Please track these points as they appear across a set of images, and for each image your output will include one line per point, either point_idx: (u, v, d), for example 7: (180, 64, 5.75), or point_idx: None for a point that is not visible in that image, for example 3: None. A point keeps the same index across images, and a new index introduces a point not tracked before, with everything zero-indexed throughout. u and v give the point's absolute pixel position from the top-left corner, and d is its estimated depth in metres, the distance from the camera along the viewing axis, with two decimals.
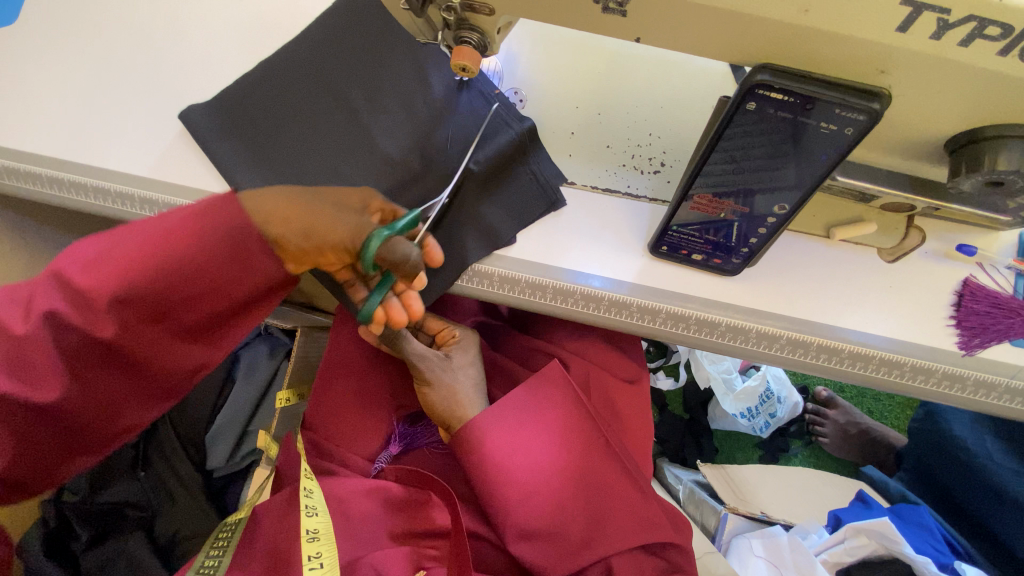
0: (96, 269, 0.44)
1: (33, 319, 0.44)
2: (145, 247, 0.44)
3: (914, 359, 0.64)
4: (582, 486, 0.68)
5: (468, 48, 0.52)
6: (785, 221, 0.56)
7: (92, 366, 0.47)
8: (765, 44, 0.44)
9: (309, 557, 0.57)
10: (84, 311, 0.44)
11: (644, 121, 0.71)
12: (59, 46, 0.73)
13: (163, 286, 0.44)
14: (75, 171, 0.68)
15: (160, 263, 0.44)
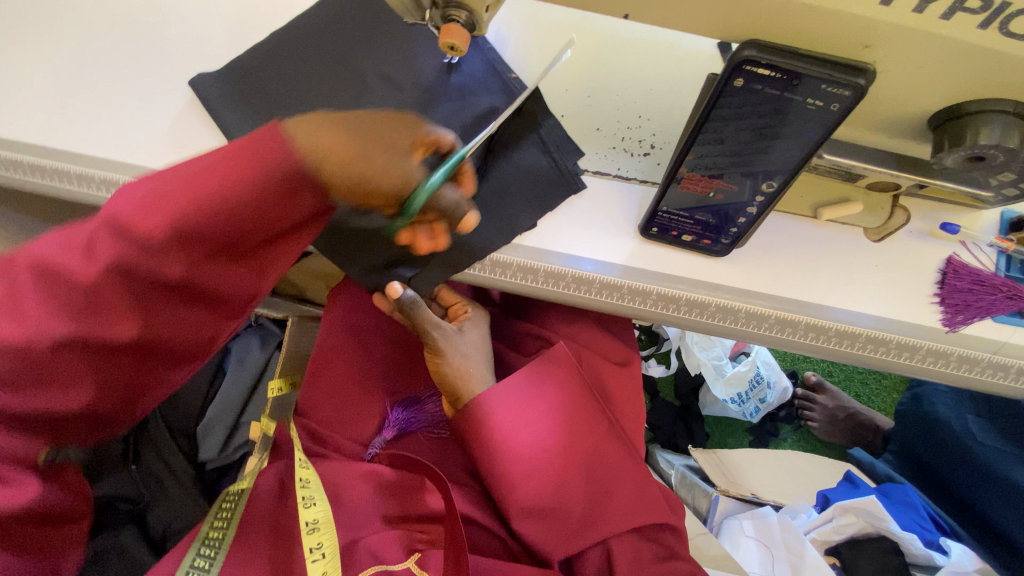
0: (154, 211, 0.43)
1: (99, 268, 0.44)
2: (197, 188, 0.43)
3: (899, 336, 0.65)
4: (580, 464, 0.68)
5: (456, 27, 0.52)
6: (772, 199, 0.57)
7: (162, 312, 0.47)
8: (751, 20, 0.44)
9: (311, 549, 0.59)
10: (151, 256, 0.44)
11: (634, 103, 0.71)
12: (39, 31, 0.72)
13: (218, 226, 0.44)
14: (59, 158, 0.67)
15: (215, 203, 0.43)
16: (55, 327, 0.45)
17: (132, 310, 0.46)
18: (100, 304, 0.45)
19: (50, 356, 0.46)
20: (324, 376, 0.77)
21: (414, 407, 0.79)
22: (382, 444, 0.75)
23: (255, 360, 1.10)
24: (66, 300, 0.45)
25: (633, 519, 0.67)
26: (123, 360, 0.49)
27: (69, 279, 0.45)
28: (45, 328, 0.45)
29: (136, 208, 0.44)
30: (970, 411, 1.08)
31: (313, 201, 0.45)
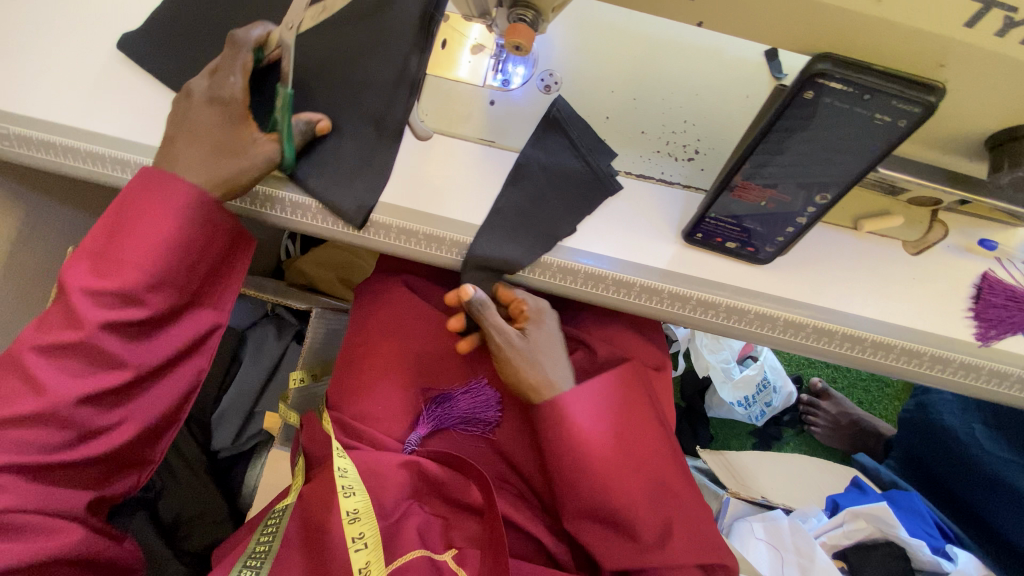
0: (105, 268, 0.56)
1: (88, 327, 0.55)
2: (141, 243, 0.57)
3: (933, 348, 0.66)
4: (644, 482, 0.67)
5: (523, 26, 0.52)
6: (824, 211, 0.58)
7: (141, 353, 0.59)
8: (827, 36, 0.44)
9: (353, 538, 0.61)
10: (123, 301, 0.56)
11: (679, 108, 0.71)
12: (97, 27, 0.76)
13: (170, 264, 0.58)
14: (120, 149, 0.71)
15: (156, 249, 0.57)
16: (80, 414, 0.57)
17: (125, 348, 0.58)
18: (100, 359, 0.57)
19: (65, 413, 0.56)
20: (362, 369, 0.78)
21: (449, 403, 0.77)
22: (419, 439, 0.75)
23: (271, 350, 1.13)
24: (72, 364, 0.56)
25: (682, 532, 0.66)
26: (129, 410, 0.60)
27: (68, 343, 0.55)
28: (60, 393, 0.55)
29: (89, 263, 0.57)
30: (976, 420, 1.11)
31: (231, 217, 0.62)
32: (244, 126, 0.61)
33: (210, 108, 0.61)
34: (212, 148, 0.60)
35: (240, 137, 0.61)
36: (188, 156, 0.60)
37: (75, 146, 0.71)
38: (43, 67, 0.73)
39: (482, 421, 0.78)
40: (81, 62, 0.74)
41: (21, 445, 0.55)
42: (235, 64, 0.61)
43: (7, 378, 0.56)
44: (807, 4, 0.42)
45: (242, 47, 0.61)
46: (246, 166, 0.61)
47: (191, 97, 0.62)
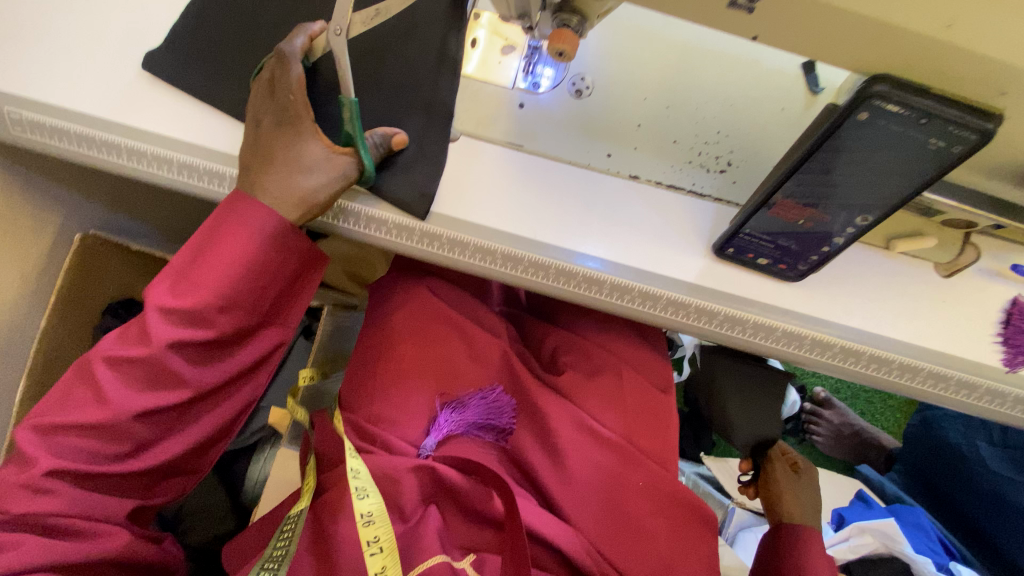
0: (182, 288, 0.56)
1: (155, 345, 0.54)
2: (216, 265, 0.56)
3: (960, 373, 0.65)
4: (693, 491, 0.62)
5: (569, 32, 0.51)
6: (864, 232, 0.57)
7: (201, 372, 0.58)
8: (889, 57, 0.43)
9: (368, 541, 0.60)
10: (192, 323, 0.55)
11: (713, 118, 0.70)
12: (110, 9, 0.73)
13: (239, 288, 0.57)
14: (131, 137, 0.69)
15: (227, 272, 0.56)
16: (135, 427, 0.56)
17: (187, 368, 0.57)
18: (163, 376, 0.56)
19: (124, 426, 0.55)
20: (378, 371, 0.77)
21: (466, 408, 0.76)
22: (435, 443, 0.73)
23: None
24: (133, 376, 0.55)
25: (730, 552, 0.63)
26: (182, 427, 0.59)
27: (136, 358, 0.55)
28: (122, 406, 0.55)
29: (168, 282, 0.57)
30: (980, 438, 1.11)
31: (305, 236, 0.60)
32: (313, 139, 0.59)
33: (278, 128, 0.59)
34: (288, 167, 0.58)
35: (313, 150, 0.59)
36: (268, 180, 0.58)
37: (90, 134, 0.69)
38: (59, 51, 0.71)
39: (496, 428, 0.77)
40: (99, 47, 0.71)
41: (77, 450, 0.54)
42: (289, 74, 0.58)
43: (79, 386, 0.56)
44: (875, 24, 0.41)
45: (292, 56, 0.58)
46: (326, 180, 0.59)
47: (259, 124, 0.60)
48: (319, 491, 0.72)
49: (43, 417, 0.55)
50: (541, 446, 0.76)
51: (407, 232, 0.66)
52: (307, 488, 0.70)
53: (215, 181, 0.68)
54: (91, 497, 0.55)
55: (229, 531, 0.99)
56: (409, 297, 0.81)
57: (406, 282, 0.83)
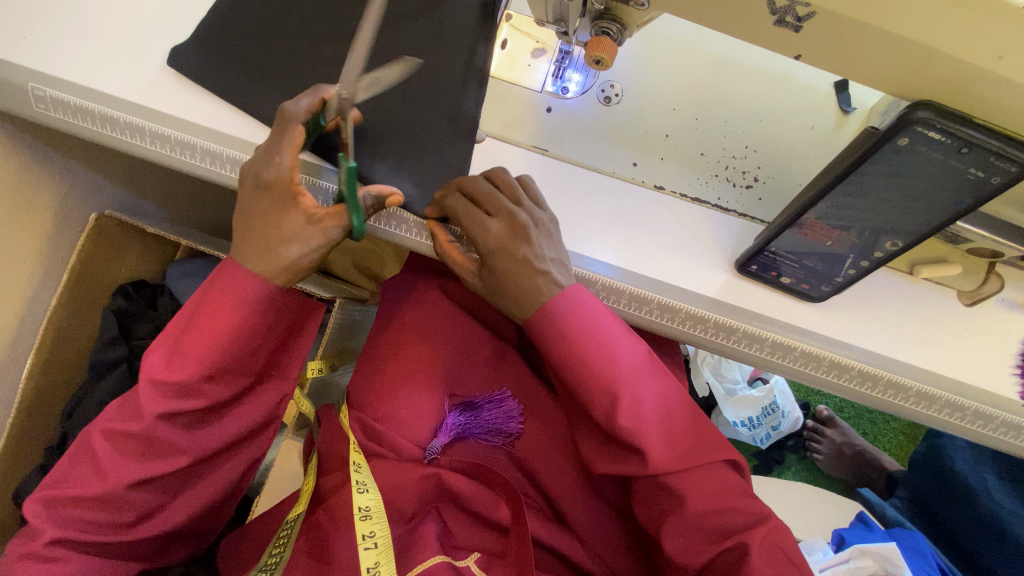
0: (174, 360, 0.55)
1: (146, 419, 0.54)
2: (205, 333, 0.55)
3: (979, 404, 0.64)
4: (673, 417, 0.59)
5: (608, 41, 0.52)
6: (892, 257, 0.56)
7: (198, 437, 0.57)
8: (936, 84, 0.42)
9: (363, 536, 0.58)
10: (184, 392, 0.55)
11: (741, 132, 0.69)
12: None
13: (229, 355, 0.56)
14: (154, 121, 0.68)
15: (215, 345, 0.55)
16: (137, 497, 0.56)
17: (182, 436, 0.56)
18: (160, 447, 0.55)
19: (125, 497, 0.55)
20: (386, 370, 0.76)
21: (474, 412, 0.74)
22: (440, 446, 0.72)
23: None
24: (129, 448, 0.55)
25: (716, 499, 0.57)
26: (187, 490, 0.59)
27: (131, 432, 0.54)
28: (120, 478, 0.54)
29: (162, 352, 0.56)
30: (986, 470, 1.11)
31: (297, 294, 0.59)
32: (297, 210, 0.56)
33: (264, 197, 0.56)
34: (268, 239, 0.56)
35: (293, 224, 0.56)
36: (251, 250, 0.56)
37: (114, 115, 0.68)
38: (88, 29, 0.71)
39: (502, 432, 0.75)
40: (128, 27, 0.71)
41: (87, 522, 0.55)
42: (284, 141, 0.55)
43: (79, 459, 0.56)
44: (924, 51, 0.40)
45: (292, 120, 0.55)
46: (310, 251, 0.56)
47: (249, 185, 0.58)
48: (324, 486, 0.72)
49: (45, 490, 0.55)
50: (547, 451, 0.75)
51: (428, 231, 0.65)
52: (305, 490, 0.69)
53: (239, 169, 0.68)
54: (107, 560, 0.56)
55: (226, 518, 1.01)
56: (422, 296, 0.81)
57: (417, 283, 0.82)
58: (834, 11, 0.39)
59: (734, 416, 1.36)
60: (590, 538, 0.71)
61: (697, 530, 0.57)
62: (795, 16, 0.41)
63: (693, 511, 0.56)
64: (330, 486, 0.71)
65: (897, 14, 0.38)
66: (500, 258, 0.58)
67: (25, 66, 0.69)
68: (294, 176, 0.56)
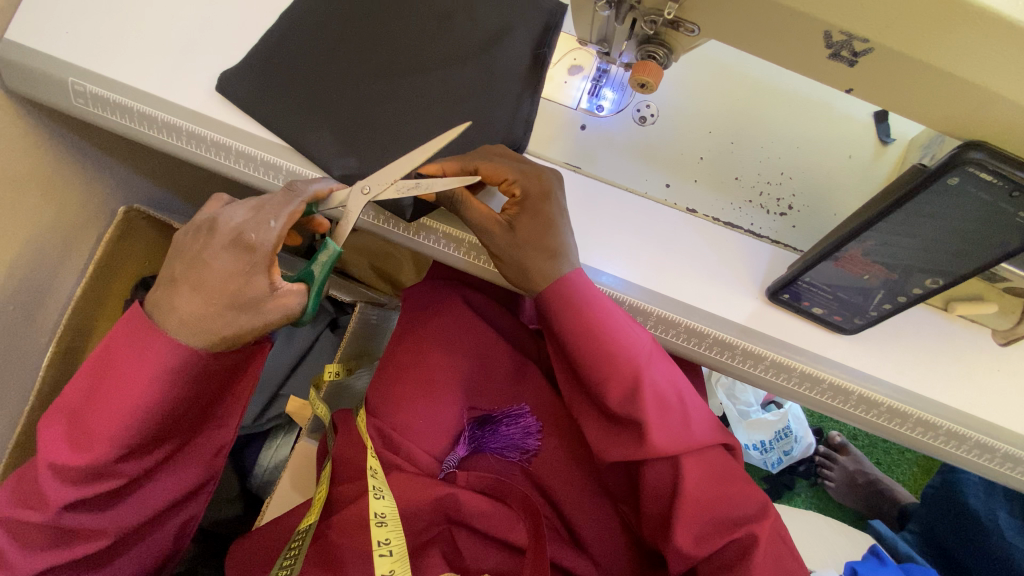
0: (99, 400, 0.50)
1: (52, 507, 0.50)
2: (112, 407, 0.50)
3: (1009, 446, 0.63)
4: (683, 407, 0.60)
5: (653, 64, 0.52)
6: (931, 294, 0.55)
7: (116, 510, 0.54)
8: (990, 127, 0.41)
9: (379, 543, 0.58)
10: (93, 474, 0.51)
11: (777, 159, 0.69)
12: None
13: (144, 430, 0.51)
14: (191, 121, 0.69)
15: (125, 423, 0.50)
16: (78, 521, 0.52)
17: (100, 517, 0.53)
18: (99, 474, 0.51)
19: None
20: (404, 379, 0.75)
21: (491, 427, 0.75)
22: (457, 460, 0.73)
23: (303, 335, 1.11)
24: (34, 532, 0.51)
25: (719, 488, 0.59)
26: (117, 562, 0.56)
27: (35, 521, 0.51)
28: (56, 501, 0.50)
29: (87, 387, 0.52)
30: (1000, 507, 1.11)
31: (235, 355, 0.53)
32: (260, 274, 0.49)
33: (228, 249, 0.50)
34: (213, 297, 0.49)
35: (254, 285, 0.49)
36: (189, 303, 0.49)
37: (152, 114, 0.69)
38: (130, 28, 0.71)
39: (520, 448, 0.75)
40: (170, 26, 0.72)
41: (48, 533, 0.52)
42: (279, 210, 0.51)
43: None
44: (982, 92, 0.39)
45: (296, 199, 0.52)
46: (258, 321, 0.50)
47: (214, 230, 0.51)
48: (339, 493, 0.71)
49: None
50: (565, 469, 0.74)
51: (460, 246, 0.69)
52: (317, 499, 0.68)
53: (272, 172, 0.68)
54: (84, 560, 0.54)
55: (237, 515, 1.02)
56: (442, 305, 0.81)
57: (439, 295, 0.81)
58: (892, 49, 0.39)
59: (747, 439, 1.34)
60: (605, 561, 0.70)
61: (704, 517, 0.58)
62: (850, 51, 0.41)
63: (699, 498, 0.58)
64: (345, 494, 0.71)
65: (956, 55, 0.37)
66: (543, 203, 0.60)
67: (68, 61, 0.70)
68: (278, 244, 0.50)
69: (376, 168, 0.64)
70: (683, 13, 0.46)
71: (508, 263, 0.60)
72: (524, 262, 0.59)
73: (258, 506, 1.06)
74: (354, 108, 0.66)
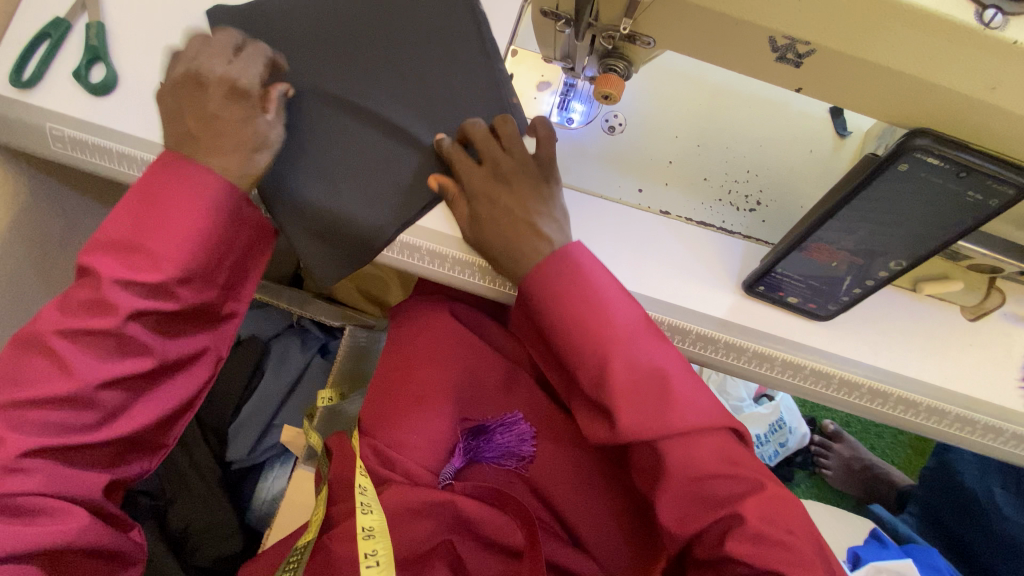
0: (134, 257, 0.55)
1: (91, 372, 0.55)
2: (173, 235, 0.56)
3: (987, 417, 0.66)
4: (665, 382, 0.56)
5: (615, 77, 0.54)
6: (897, 276, 0.58)
7: (131, 392, 0.58)
8: (932, 113, 0.44)
9: (366, 554, 0.59)
10: (131, 348, 0.56)
11: (742, 157, 0.71)
12: (150, 29, 0.75)
13: (189, 292, 0.57)
14: None
15: (182, 265, 0.56)
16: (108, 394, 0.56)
17: (117, 393, 0.57)
18: (128, 344, 0.56)
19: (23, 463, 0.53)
20: (397, 397, 0.76)
21: (485, 437, 0.76)
22: (454, 471, 0.75)
23: (295, 362, 1.11)
24: (62, 409, 0.54)
25: (708, 466, 0.55)
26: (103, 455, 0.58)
27: (69, 388, 0.54)
28: (91, 366, 0.55)
29: (114, 253, 0.56)
30: (995, 483, 1.10)
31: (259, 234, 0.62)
32: (261, 115, 0.60)
33: (216, 96, 0.59)
34: (235, 142, 0.59)
35: (262, 130, 0.60)
36: (210, 151, 0.58)
37: (131, 154, 0.70)
38: (105, 71, 0.72)
39: (515, 456, 0.76)
40: (146, 66, 0.73)
41: (35, 423, 0.54)
42: (252, 61, 0.61)
43: (32, 360, 0.55)
44: (919, 85, 0.42)
45: (264, 52, 0.62)
46: None
47: (205, 87, 0.59)
48: (337, 513, 0.72)
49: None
50: (561, 473, 0.76)
51: (418, 253, 0.68)
52: (314, 519, 0.69)
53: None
54: (60, 473, 0.55)
55: (235, 551, 0.98)
56: (428, 321, 0.81)
57: (426, 310, 0.83)
58: (833, 49, 0.42)
59: None
60: (606, 560, 0.72)
61: (690, 494, 0.55)
62: (795, 53, 0.44)
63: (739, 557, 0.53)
64: (342, 515, 0.71)
65: (891, 52, 0.40)
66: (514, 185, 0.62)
67: (45, 108, 0.71)
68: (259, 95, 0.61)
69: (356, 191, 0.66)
70: (638, 27, 0.49)
71: (478, 242, 0.63)
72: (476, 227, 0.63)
73: (257, 540, 1.05)
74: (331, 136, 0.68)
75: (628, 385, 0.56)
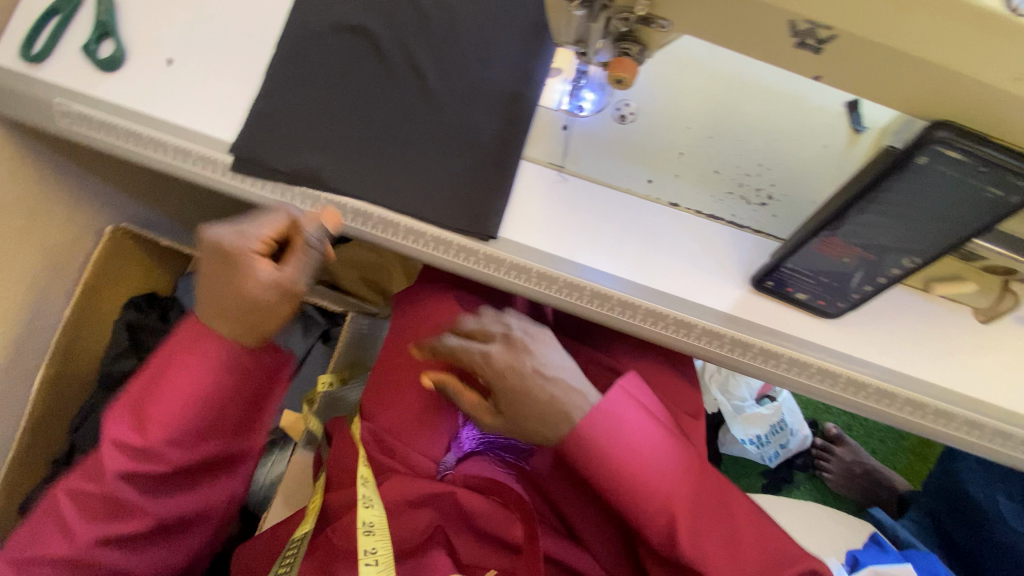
0: (185, 353, 0.58)
1: (155, 444, 0.57)
2: (178, 396, 0.57)
3: (996, 421, 0.64)
4: (690, 482, 0.60)
5: (628, 60, 0.53)
6: (909, 274, 0.57)
7: (178, 492, 0.61)
8: (953, 105, 0.44)
9: (366, 551, 0.58)
10: (157, 470, 0.58)
11: (755, 151, 0.70)
12: (160, 7, 0.74)
13: (201, 429, 0.59)
14: (173, 134, 0.69)
15: (196, 411, 0.58)
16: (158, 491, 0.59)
17: (178, 455, 0.59)
18: (186, 440, 0.59)
19: (89, 557, 0.56)
20: (399, 385, 0.76)
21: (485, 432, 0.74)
22: (454, 462, 0.73)
23: (296, 348, 1.09)
24: (112, 528, 0.57)
25: (745, 551, 0.58)
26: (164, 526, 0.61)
27: (138, 466, 0.57)
28: (158, 452, 0.57)
29: (185, 329, 0.58)
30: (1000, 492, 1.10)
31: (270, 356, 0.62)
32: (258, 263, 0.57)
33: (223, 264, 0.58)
34: (227, 304, 0.57)
35: (288, 274, 0.59)
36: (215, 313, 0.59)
37: (135, 131, 0.70)
38: (113, 46, 0.72)
39: (516, 449, 0.75)
40: (154, 44, 0.72)
41: (104, 513, 0.56)
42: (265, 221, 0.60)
43: (113, 422, 0.58)
44: (944, 75, 0.41)
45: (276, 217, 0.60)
46: None
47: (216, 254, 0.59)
48: (336, 502, 0.71)
49: (70, 487, 0.57)
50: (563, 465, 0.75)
51: (426, 240, 0.66)
52: (312, 508, 0.68)
53: (249, 180, 0.68)
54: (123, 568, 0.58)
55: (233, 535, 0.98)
56: (431, 310, 0.80)
57: (431, 300, 0.81)
58: (855, 34, 0.41)
59: (743, 434, 1.34)
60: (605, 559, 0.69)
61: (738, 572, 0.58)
62: (816, 39, 0.43)
63: None
64: (341, 503, 0.70)
65: (914, 37, 0.40)
66: (521, 387, 0.63)
67: (52, 83, 0.70)
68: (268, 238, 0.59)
69: (365, 174, 0.66)
70: (654, 9, 0.48)
71: (507, 417, 0.63)
72: (490, 359, 0.64)
73: (254, 525, 1.04)
74: (342, 119, 0.68)
75: (665, 492, 0.58)
